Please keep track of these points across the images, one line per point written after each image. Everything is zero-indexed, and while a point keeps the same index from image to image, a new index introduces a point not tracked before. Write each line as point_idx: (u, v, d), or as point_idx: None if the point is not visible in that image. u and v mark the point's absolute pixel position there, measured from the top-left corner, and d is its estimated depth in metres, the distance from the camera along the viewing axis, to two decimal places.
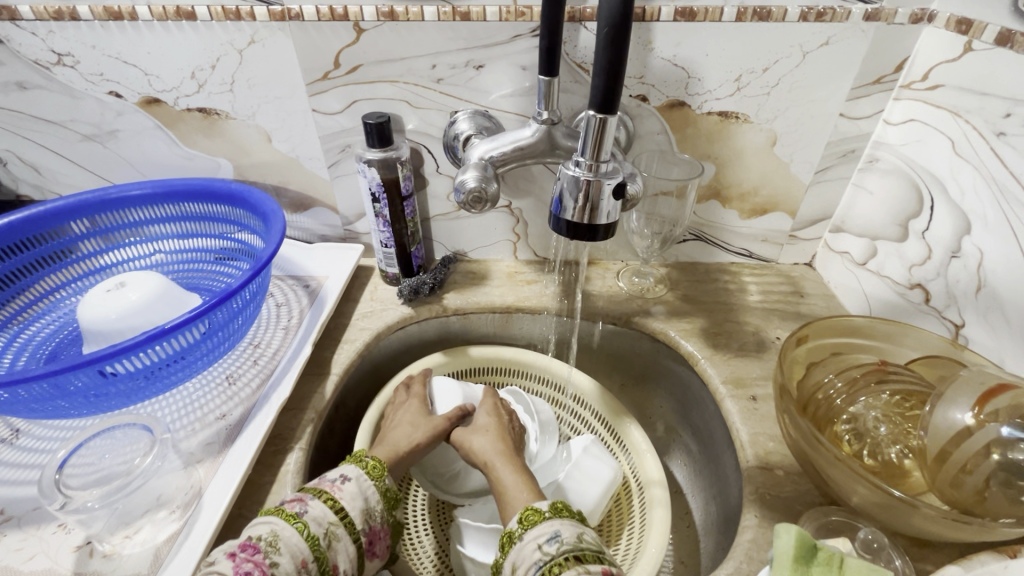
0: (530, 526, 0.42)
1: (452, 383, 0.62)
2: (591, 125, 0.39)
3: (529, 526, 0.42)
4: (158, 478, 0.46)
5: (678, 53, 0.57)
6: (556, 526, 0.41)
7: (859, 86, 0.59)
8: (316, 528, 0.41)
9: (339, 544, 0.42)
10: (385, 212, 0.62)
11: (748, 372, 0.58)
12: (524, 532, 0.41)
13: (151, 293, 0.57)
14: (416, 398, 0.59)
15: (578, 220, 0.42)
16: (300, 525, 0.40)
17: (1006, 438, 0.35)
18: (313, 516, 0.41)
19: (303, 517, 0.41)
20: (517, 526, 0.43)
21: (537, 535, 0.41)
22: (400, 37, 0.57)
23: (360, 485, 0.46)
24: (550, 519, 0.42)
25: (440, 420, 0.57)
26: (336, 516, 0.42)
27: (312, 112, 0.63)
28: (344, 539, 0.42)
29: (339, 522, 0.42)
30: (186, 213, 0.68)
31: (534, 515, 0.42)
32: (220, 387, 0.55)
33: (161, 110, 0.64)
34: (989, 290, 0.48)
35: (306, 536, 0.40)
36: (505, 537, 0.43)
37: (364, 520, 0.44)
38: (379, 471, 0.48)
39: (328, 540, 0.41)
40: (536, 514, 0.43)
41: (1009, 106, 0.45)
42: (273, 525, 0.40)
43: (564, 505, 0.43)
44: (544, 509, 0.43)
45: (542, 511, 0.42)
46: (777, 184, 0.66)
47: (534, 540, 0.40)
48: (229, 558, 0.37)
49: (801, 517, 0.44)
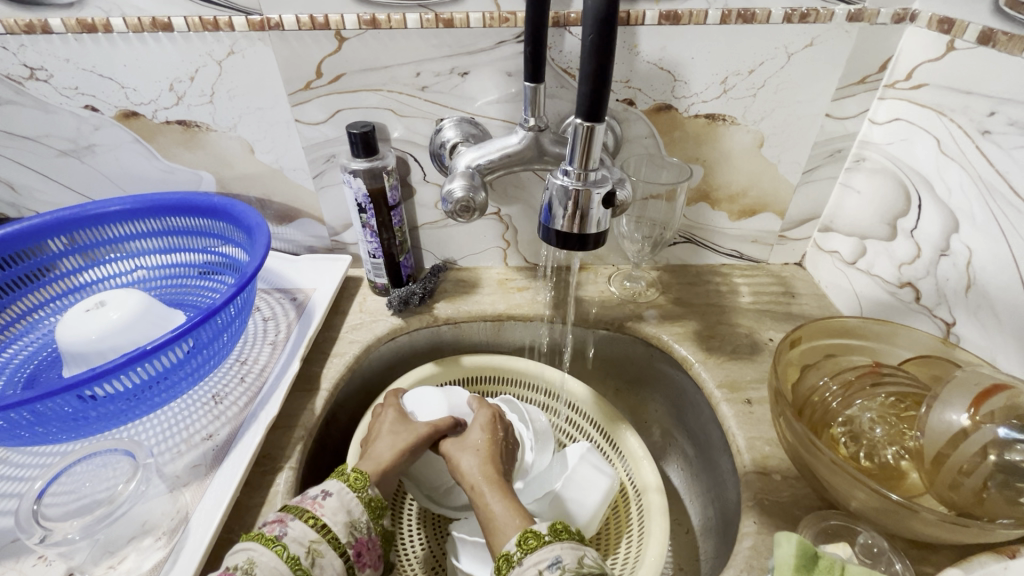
0: (529, 551, 0.40)
1: (425, 391, 0.60)
2: (578, 133, 0.38)
3: (528, 550, 0.40)
4: (143, 503, 0.44)
5: (663, 56, 0.57)
6: (556, 550, 0.40)
7: (844, 86, 0.59)
8: (297, 548, 0.40)
9: (324, 560, 0.41)
10: (372, 223, 0.61)
11: (742, 375, 0.58)
12: (523, 557, 0.40)
13: (133, 311, 0.56)
14: (391, 407, 0.57)
15: (567, 229, 0.41)
16: (279, 547, 0.39)
17: (1003, 439, 0.35)
18: (293, 537, 0.40)
19: (282, 539, 0.40)
20: (515, 550, 0.41)
21: (536, 560, 0.39)
22: (383, 45, 0.56)
23: (343, 499, 0.44)
24: (550, 542, 0.40)
25: (421, 426, 0.55)
26: (318, 534, 0.41)
27: (295, 123, 0.62)
28: (329, 555, 0.41)
29: (321, 539, 0.41)
30: (167, 228, 0.66)
31: (533, 539, 0.41)
32: (207, 406, 0.54)
33: (139, 124, 0.63)
34: (978, 287, 0.48)
35: (285, 557, 0.39)
36: (501, 560, 0.41)
37: (348, 533, 0.43)
38: (361, 482, 0.46)
39: (311, 558, 0.40)
40: (535, 536, 0.42)
41: (993, 105, 0.45)
42: (250, 552, 0.39)
43: (563, 525, 0.42)
44: (543, 532, 0.42)
45: (541, 534, 0.41)
46: (766, 185, 0.66)
47: (534, 566, 0.39)
48: None
49: (800, 522, 0.44)
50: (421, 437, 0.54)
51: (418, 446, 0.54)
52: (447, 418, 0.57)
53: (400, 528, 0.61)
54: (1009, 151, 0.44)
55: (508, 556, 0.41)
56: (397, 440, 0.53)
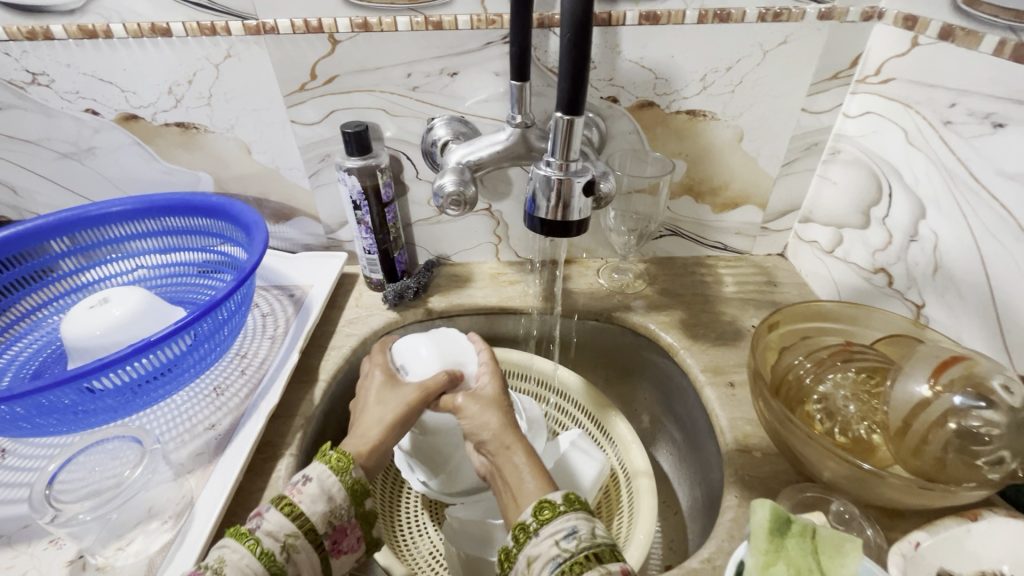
0: (546, 522, 0.41)
1: (415, 352, 0.58)
2: (559, 126, 0.41)
3: (544, 521, 0.41)
4: (148, 490, 0.47)
5: (644, 55, 0.59)
6: (573, 521, 0.40)
7: (818, 81, 0.61)
8: (270, 543, 0.40)
9: (299, 555, 0.41)
10: (367, 219, 0.63)
11: (726, 360, 0.60)
12: (540, 528, 0.40)
13: (136, 307, 0.58)
14: (379, 375, 0.55)
15: (551, 217, 0.44)
16: (251, 542, 0.40)
17: (959, 407, 0.37)
18: (267, 531, 0.41)
19: (256, 533, 0.41)
20: (530, 519, 0.42)
21: (553, 531, 0.40)
22: (375, 47, 0.58)
23: (322, 484, 0.44)
24: (565, 512, 0.41)
25: (410, 393, 0.53)
26: (294, 526, 0.42)
27: (290, 123, 0.64)
28: (304, 550, 0.42)
29: (297, 533, 0.42)
30: (166, 228, 0.68)
31: (548, 509, 0.41)
32: (209, 398, 0.56)
33: (139, 126, 0.64)
34: (945, 271, 0.51)
35: (258, 554, 0.39)
36: (517, 529, 0.42)
37: (325, 522, 0.43)
38: (345, 464, 0.45)
39: (287, 553, 0.41)
40: (550, 506, 0.42)
41: (954, 96, 0.48)
42: (223, 549, 0.39)
43: (577, 495, 0.42)
44: (557, 502, 0.42)
45: (556, 504, 0.42)
46: (747, 178, 0.69)
47: (551, 537, 0.39)
48: None
49: (778, 495, 0.46)
50: (411, 405, 0.52)
51: (409, 415, 0.52)
52: (439, 374, 0.54)
53: (400, 516, 0.64)
54: (969, 140, 0.47)
55: (524, 525, 0.42)
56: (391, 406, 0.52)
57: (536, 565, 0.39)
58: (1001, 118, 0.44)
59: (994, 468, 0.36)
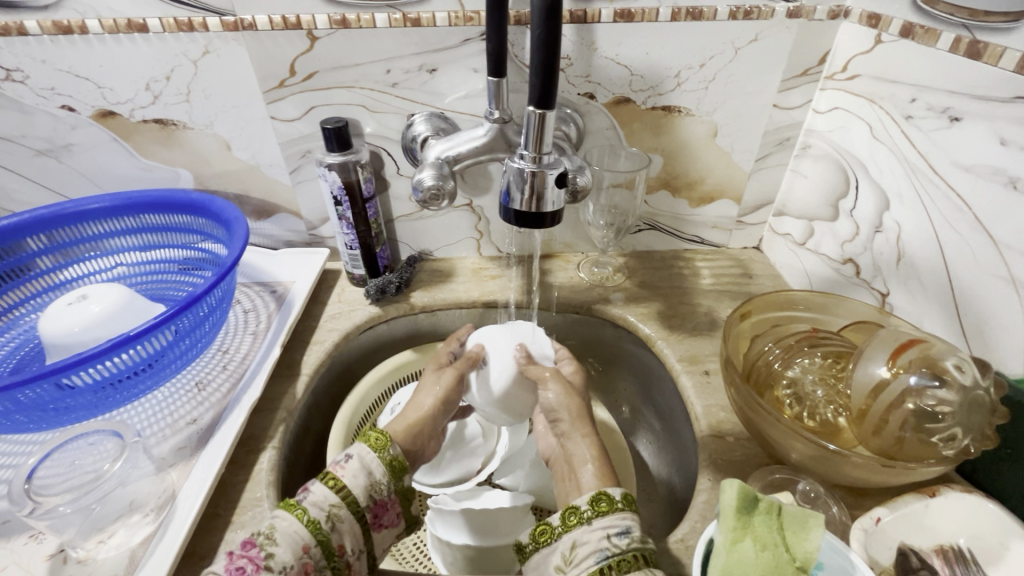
0: (602, 513, 0.40)
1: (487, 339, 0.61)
2: (531, 120, 0.42)
3: (600, 512, 0.40)
4: (128, 485, 0.47)
5: (620, 52, 0.60)
6: (628, 520, 0.39)
7: (788, 78, 0.63)
8: (316, 512, 0.42)
9: (343, 525, 0.43)
10: (348, 215, 0.64)
11: (701, 349, 0.62)
12: (595, 517, 0.40)
13: (114, 304, 0.58)
14: (433, 363, 0.60)
15: (526, 209, 0.45)
16: (299, 511, 0.42)
17: (915, 386, 0.38)
18: (313, 502, 0.43)
19: (303, 503, 0.42)
20: (585, 506, 0.41)
21: (606, 524, 0.39)
22: (354, 43, 0.59)
23: (363, 461, 0.46)
24: (622, 510, 0.40)
25: (448, 376, 0.57)
26: (338, 497, 0.43)
27: (270, 120, 0.64)
28: (348, 520, 0.43)
29: (341, 504, 0.43)
30: (147, 224, 0.68)
31: (605, 502, 0.40)
32: (190, 393, 0.56)
33: (117, 123, 0.64)
34: (907, 260, 0.53)
35: (305, 521, 0.41)
36: (568, 512, 0.41)
37: (367, 496, 0.45)
38: (382, 443, 0.48)
39: (331, 522, 0.42)
40: (607, 499, 0.41)
41: (914, 92, 0.50)
42: (274, 518, 0.41)
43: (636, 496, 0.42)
44: (616, 496, 0.41)
45: (614, 497, 0.41)
46: (722, 173, 0.71)
47: (602, 530, 0.39)
48: (226, 556, 0.38)
49: (750, 477, 0.48)
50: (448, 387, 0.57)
51: (449, 399, 0.57)
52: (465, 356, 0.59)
53: None
54: (929, 133, 0.49)
55: (576, 510, 0.41)
56: (435, 390, 0.56)
57: (581, 550, 0.38)
58: (957, 112, 0.46)
59: (948, 444, 0.38)
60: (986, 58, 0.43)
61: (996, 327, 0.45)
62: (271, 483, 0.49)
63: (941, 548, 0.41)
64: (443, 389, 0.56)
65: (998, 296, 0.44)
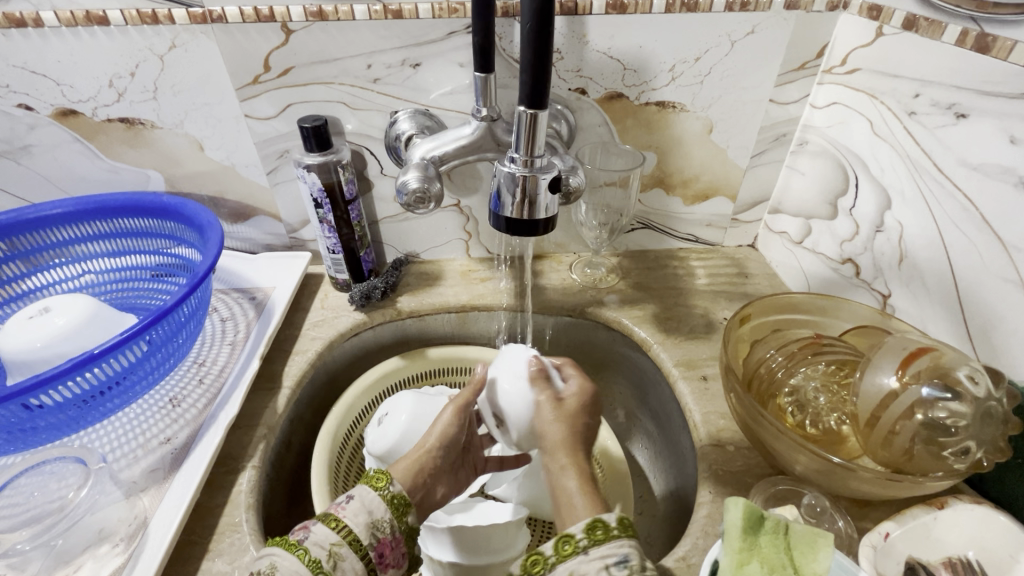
0: (598, 542, 0.38)
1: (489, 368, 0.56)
2: (523, 121, 0.40)
3: (596, 541, 0.38)
4: (96, 512, 0.43)
5: (612, 46, 0.58)
6: (625, 548, 0.38)
7: (785, 72, 0.61)
8: (318, 552, 0.40)
9: (346, 563, 0.41)
10: (329, 218, 0.61)
11: (699, 353, 0.60)
12: (590, 546, 0.38)
13: (80, 316, 0.54)
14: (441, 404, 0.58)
15: (518, 215, 0.43)
16: (301, 551, 0.40)
17: (926, 398, 0.37)
18: (314, 541, 0.41)
19: (305, 543, 0.40)
20: (580, 534, 0.39)
21: (603, 554, 0.37)
22: (332, 37, 0.55)
23: (365, 500, 0.45)
24: (619, 537, 0.38)
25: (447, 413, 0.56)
26: (339, 537, 0.42)
27: (244, 118, 0.60)
28: (350, 558, 0.41)
29: (342, 542, 0.41)
30: (115, 229, 0.64)
31: (602, 530, 0.39)
32: (164, 410, 0.53)
33: (79, 122, 0.60)
34: (910, 261, 0.51)
35: (307, 561, 0.39)
36: (562, 540, 0.39)
37: (369, 533, 0.43)
38: (382, 481, 0.47)
39: (332, 561, 0.40)
40: (603, 527, 0.39)
41: (918, 87, 0.48)
42: (273, 556, 0.39)
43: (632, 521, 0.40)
44: (611, 524, 0.39)
45: (610, 525, 0.39)
46: (716, 170, 0.69)
47: (601, 559, 0.37)
48: None
49: (752, 489, 0.46)
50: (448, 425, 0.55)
51: (451, 437, 0.54)
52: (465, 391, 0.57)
53: None
54: (933, 130, 0.47)
55: (570, 539, 0.39)
56: (437, 426, 0.55)
57: None
58: (964, 109, 0.44)
59: (958, 458, 0.37)
60: (995, 52, 0.41)
61: (1005, 332, 0.43)
62: (251, 506, 0.46)
63: (948, 561, 0.40)
64: (443, 424, 0.55)
65: (1007, 300, 0.43)
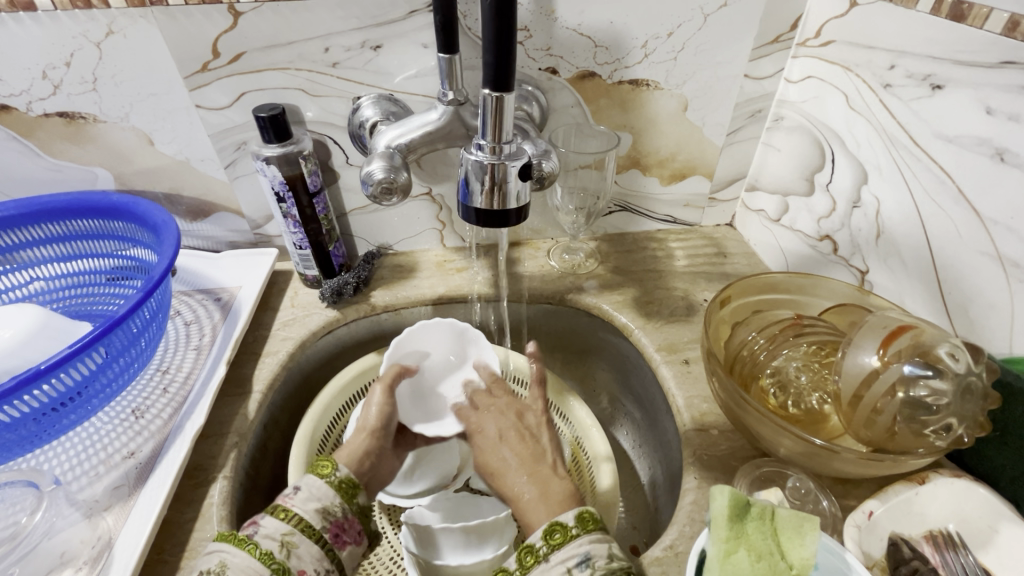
0: (557, 547, 0.38)
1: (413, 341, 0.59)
2: (488, 104, 0.38)
3: (556, 546, 0.38)
4: (55, 536, 0.41)
5: (583, 22, 0.56)
6: (586, 546, 0.37)
7: (759, 45, 0.60)
8: (269, 543, 0.39)
9: (301, 550, 0.40)
10: (294, 212, 0.58)
11: (681, 337, 0.59)
12: (551, 553, 0.38)
13: (28, 328, 0.51)
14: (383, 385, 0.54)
15: (487, 205, 0.41)
16: (251, 546, 0.38)
17: (908, 376, 0.37)
18: (264, 534, 0.39)
19: (254, 537, 0.39)
20: (540, 541, 0.39)
21: (564, 557, 0.37)
22: (285, 20, 0.52)
23: (312, 489, 0.43)
24: (577, 537, 0.38)
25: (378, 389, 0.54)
26: (290, 525, 0.40)
27: (196, 108, 0.57)
28: (304, 543, 0.40)
29: (294, 530, 0.40)
30: (66, 232, 0.60)
31: (559, 533, 0.39)
32: (127, 422, 0.50)
33: (12, 118, 0.56)
34: (887, 236, 0.51)
35: (258, 554, 0.38)
36: (523, 552, 0.39)
37: (322, 518, 0.42)
38: (327, 467, 0.45)
39: (286, 550, 0.39)
40: (561, 529, 0.39)
41: (893, 58, 0.47)
42: (223, 553, 0.38)
43: (591, 513, 0.40)
44: (569, 523, 0.39)
45: (567, 526, 0.39)
46: (692, 149, 0.67)
47: (563, 564, 0.37)
48: None
49: (736, 473, 0.46)
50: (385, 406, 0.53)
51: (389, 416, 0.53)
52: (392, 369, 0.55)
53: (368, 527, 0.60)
54: (909, 103, 0.46)
55: (532, 548, 0.39)
56: (372, 408, 0.53)
57: None
58: (940, 79, 0.43)
59: (940, 435, 0.37)
60: (970, 20, 0.40)
61: (982, 306, 0.43)
62: (223, 518, 0.44)
63: (929, 534, 0.40)
64: (377, 406, 0.53)
65: (984, 274, 0.43)
